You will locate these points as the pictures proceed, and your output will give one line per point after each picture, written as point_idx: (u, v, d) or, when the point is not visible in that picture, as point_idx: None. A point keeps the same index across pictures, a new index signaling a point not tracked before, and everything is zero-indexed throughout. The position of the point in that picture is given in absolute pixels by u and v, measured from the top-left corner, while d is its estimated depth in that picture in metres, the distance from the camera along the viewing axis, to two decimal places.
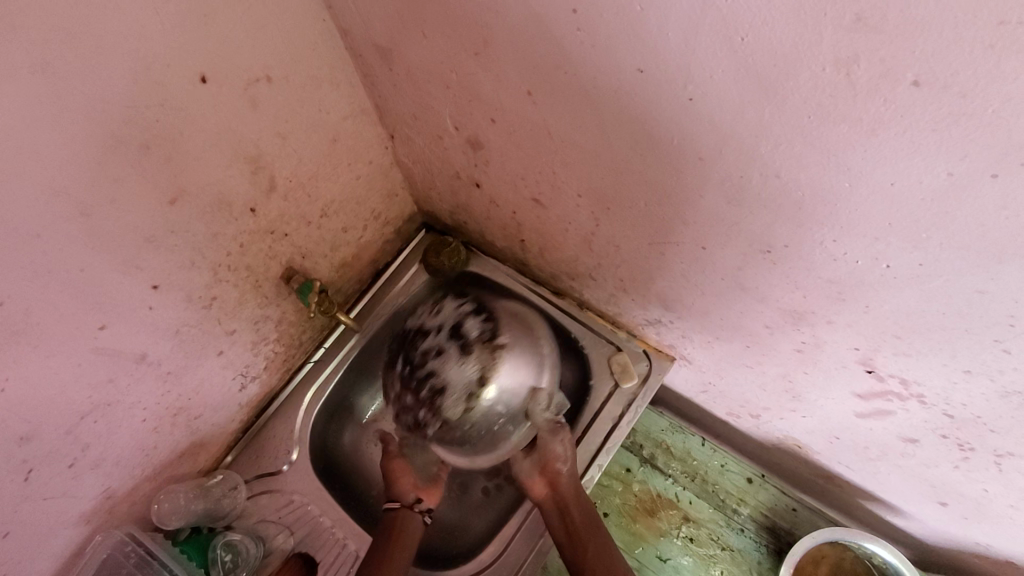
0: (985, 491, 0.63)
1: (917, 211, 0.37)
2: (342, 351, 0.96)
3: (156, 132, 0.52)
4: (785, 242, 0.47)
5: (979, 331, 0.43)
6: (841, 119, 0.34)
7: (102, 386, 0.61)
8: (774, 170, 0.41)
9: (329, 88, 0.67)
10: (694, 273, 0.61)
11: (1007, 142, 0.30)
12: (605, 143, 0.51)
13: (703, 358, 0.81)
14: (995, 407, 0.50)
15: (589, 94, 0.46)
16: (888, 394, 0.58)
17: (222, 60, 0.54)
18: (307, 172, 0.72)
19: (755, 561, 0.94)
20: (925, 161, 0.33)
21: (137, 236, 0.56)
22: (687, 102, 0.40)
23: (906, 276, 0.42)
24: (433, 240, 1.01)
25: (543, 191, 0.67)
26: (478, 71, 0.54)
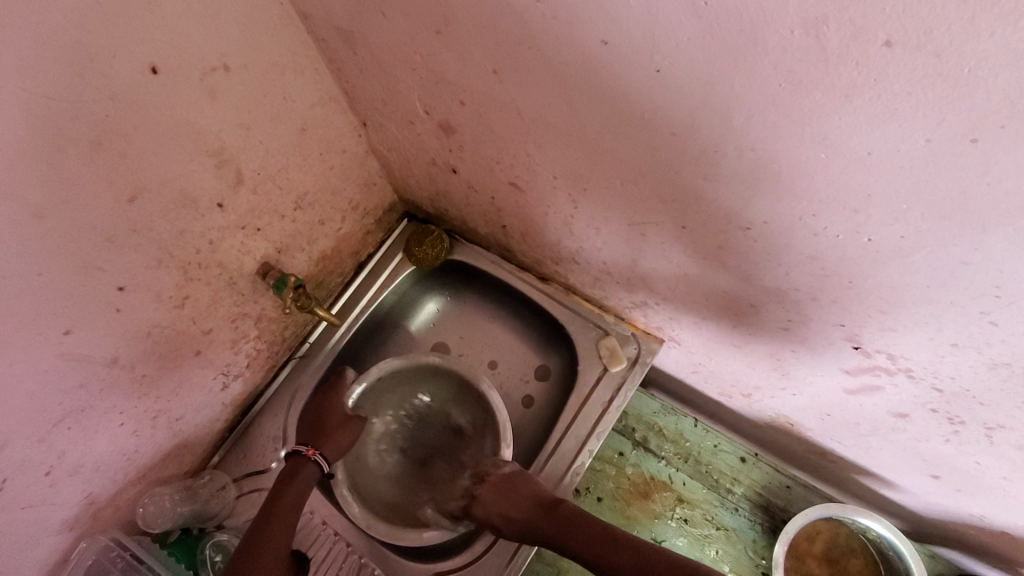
0: (977, 463, 0.63)
1: (896, 181, 0.35)
2: (326, 346, 0.94)
3: (108, 127, 0.49)
4: (765, 219, 0.45)
5: (965, 304, 0.41)
6: (812, 87, 0.32)
7: (73, 392, 0.60)
8: (748, 143, 0.39)
9: (293, 75, 0.65)
10: (675, 253, 0.59)
11: (986, 103, 0.28)
12: (574, 121, 0.49)
13: (691, 340, 0.80)
14: (984, 379, 0.48)
15: (554, 70, 0.44)
16: (876, 369, 0.57)
17: (174, 49, 0.51)
18: (275, 163, 0.70)
19: (749, 540, 0.93)
20: (902, 128, 0.31)
21: (96, 236, 0.53)
22: (655, 74, 0.38)
23: (888, 249, 0.40)
24: (415, 229, 0.99)
25: (519, 174, 0.65)
26: (441, 51, 0.51)
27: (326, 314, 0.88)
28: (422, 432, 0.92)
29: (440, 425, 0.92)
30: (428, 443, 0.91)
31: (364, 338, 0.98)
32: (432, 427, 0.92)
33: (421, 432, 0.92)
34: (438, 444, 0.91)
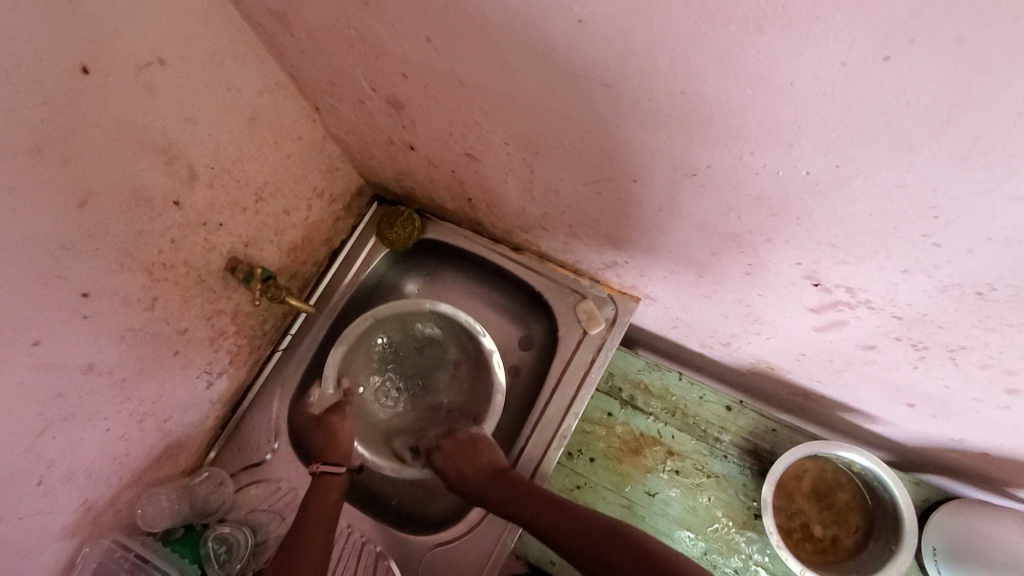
0: (947, 387, 0.64)
1: (822, 108, 0.35)
2: (308, 336, 0.95)
3: (45, 133, 0.48)
4: (707, 163, 0.46)
5: (906, 228, 0.42)
6: (727, 20, 0.32)
7: (52, 401, 0.60)
8: (678, 86, 0.39)
9: (234, 63, 0.64)
10: (633, 208, 0.59)
11: (892, 19, 0.28)
12: (512, 83, 0.48)
13: (664, 295, 0.81)
14: (939, 302, 0.49)
15: (483, 30, 0.44)
16: (838, 304, 0.58)
17: (103, 47, 0.50)
18: (229, 156, 0.69)
19: (740, 484, 0.96)
20: (816, 54, 0.31)
21: (50, 244, 0.53)
22: (578, 24, 0.38)
23: (827, 180, 0.41)
24: (385, 212, 0.98)
25: (473, 143, 0.64)
26: (374, 24, 0.51)
27: (299, 303, 0.88)
28: (417, 377, 0.97)
29: (417, 352, 0.97)
30: (429, 373, 0.97)
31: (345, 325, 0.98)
32: (412, 359, 0.98)
33: (419, 372, 0.97)
34: (432, 360, 0.97)
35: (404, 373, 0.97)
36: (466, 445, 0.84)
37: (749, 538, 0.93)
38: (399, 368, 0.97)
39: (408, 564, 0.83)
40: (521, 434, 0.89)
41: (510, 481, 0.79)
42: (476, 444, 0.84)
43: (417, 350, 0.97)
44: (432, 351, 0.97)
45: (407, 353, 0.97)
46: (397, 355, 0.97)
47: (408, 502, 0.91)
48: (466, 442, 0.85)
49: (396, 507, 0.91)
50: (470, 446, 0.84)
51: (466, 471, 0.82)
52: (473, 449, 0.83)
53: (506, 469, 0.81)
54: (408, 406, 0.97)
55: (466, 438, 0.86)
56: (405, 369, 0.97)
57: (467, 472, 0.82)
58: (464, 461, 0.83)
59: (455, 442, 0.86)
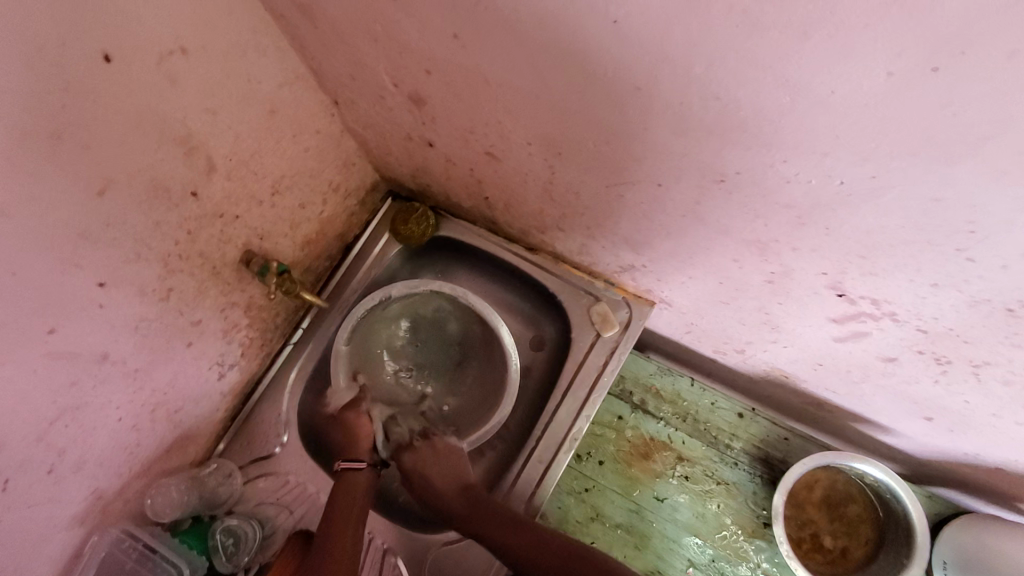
0: (967, 402, 0.63)
1: (862, 119, 0.34)
2: (320, 330, 0.95)
3: (66, 121, 0.48)
4: (737, 169, 0.45)
5: (941, 242, 0.41)
6: (770, 25, 0.31)
7: (65, 390, 0.60)
8: (713, 92, 0.38)
9: (256, 55, 0.63)
10: (655, 212, 0.59)
11: (942, 31, 0.27)
12: (539, 83, 0.48)
13: (680, 299, 0.80)
14: (967, 317, 0.48)
15: (512, 28, 0.43)
16: (861, 315, 0.57)
17: (127, 36, 0.50)
18: (248, 148, 0.69)
19: (750, 492, 0.95)
20: (861, 64, 0.31)
21: (69, 232, 0.53)
22: (612, 25, 0.37)
23: (862, 191, 0.40)
24: (400, 207, 0.98)
25: (493, 142, 0.64)
26: (400, 19, 0.50)
27: (312, 297, 0.88)
28: (439, 359, 0.97)
29: (433, 332, 0.97)
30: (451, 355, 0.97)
31: None
32: (433, 343, 0.97)
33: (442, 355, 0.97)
34: (433, 318, 0.96)
35: (424, 356, 0.97)
36: (439, 454, 0.84)
37: (757, 547, 0.92)
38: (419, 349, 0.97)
39: (415, 561, 0.83)
40: (531, 434, 0.89)
41: (481, 497, 0.78)
42: (456, 455, 0.84)
43: (435, 332, 0.97)
44: (451, 332, 0.96)
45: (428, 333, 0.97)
46: (418, 338, 0.96)
47: (418, 502, 0.90)
48: (447, 450, 0.84)
49: (403, 506, 0.90)
50: (443, 455, 0.84)
51: (435, 480, 0.81)
52: (450, 459, 0.83)
53: (474, 486, 0.80)
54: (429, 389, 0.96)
55: (443, 446, 0.85)
56: (426, 351, 0.97)
57: (438, 482, 0.81)
58: (436, 464, 0.82)
59: (436, 448, 0.84)
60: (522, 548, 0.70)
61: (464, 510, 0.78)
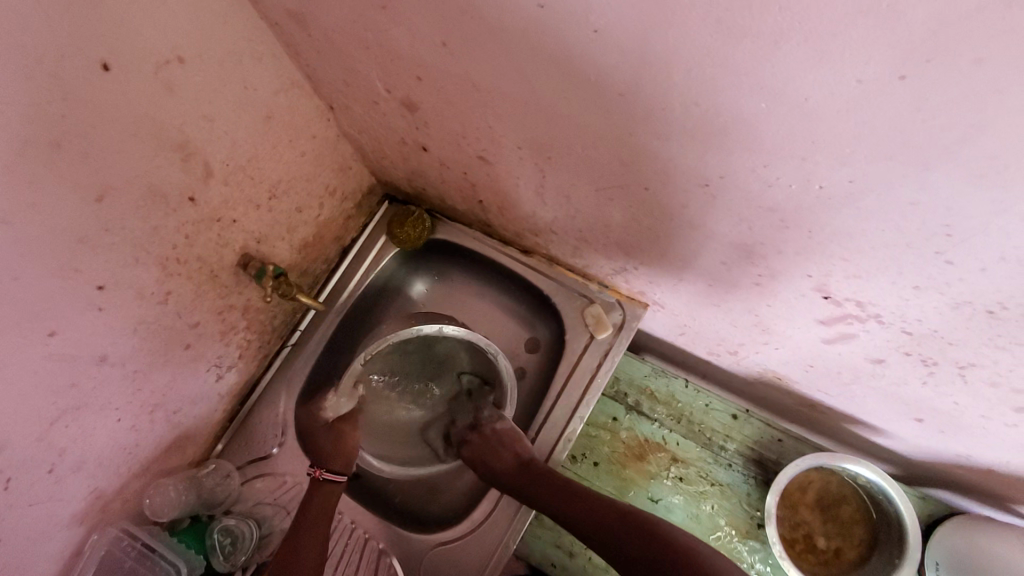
0: (955, 403, 0.63)
1: (836, 124, 0.35)
2: (317, 332, 0.96)
3: (65, 128, 0.49)
4: (720, 173, 0.46)
5: (920, 244, 0.41)
6: (744, 35, 0.32)
7: (65, 391, 0.61)
8: (692, 98, 0.39)
9: (252, 62, 0.64)
10: (644, 216, 0.59)
11: (909, 39, 0.28)
12: (527, 90, 0.49)
13: (673, 302, 0.81)
14: (949, 319, 0.49)
15: (499, 36, 0.44)
16: (848, 317, 0.57)
17: (125, 45, 0.51)
18: (244, 154, 0.70)
19: (744, 493, 0.95)
20: (833, 71, 0.31)
21: (68, 237, 0.54)
22: (594, 34, 0.38)
23: (841, 195, 0.41)
24: (397, 211, 0.99)
25: (485, 147, 0.65)
26: (390, 28, 0.51)
27: (309, 300, 0.89)
28: (422, 369, 0.95)
29: (416, 347, 0.93)
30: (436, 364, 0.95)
31: (354, 323, 0.99)
32: (428, 345, 0.98)
33: (426, 366, 0.95)
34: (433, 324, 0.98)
35: (407, 374, 0.94)
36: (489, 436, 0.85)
37: (751, 548, 0.92)
38: (399, 367, 0.93)
39: (411, 561, 0.84)
40: (526, 435, 0.89)
41: (542, 473, 0.80)
42: (518, 436, 0.84)
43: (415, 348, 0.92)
44: (447, 333, 0.98)
45: (405, 353, 0.92)
46: (413, 342, 0.97)
47: (412, 502, 0.91)
48: (499, 430, 0.85)
49: (398, 506, 0.90)
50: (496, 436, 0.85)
51: (494, 460, 0.83)
52: (507, 439, 0.84)
53: (532, 461, 0.82)
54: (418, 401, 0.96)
55: (493, 431, 0.86)
56: (407, 367, 0.94)
57: (505, 458, 0.83)
58: (488, 449, 0.84)
59: (484, 433, 0.86)
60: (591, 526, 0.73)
61: (527, 484, 0.79)
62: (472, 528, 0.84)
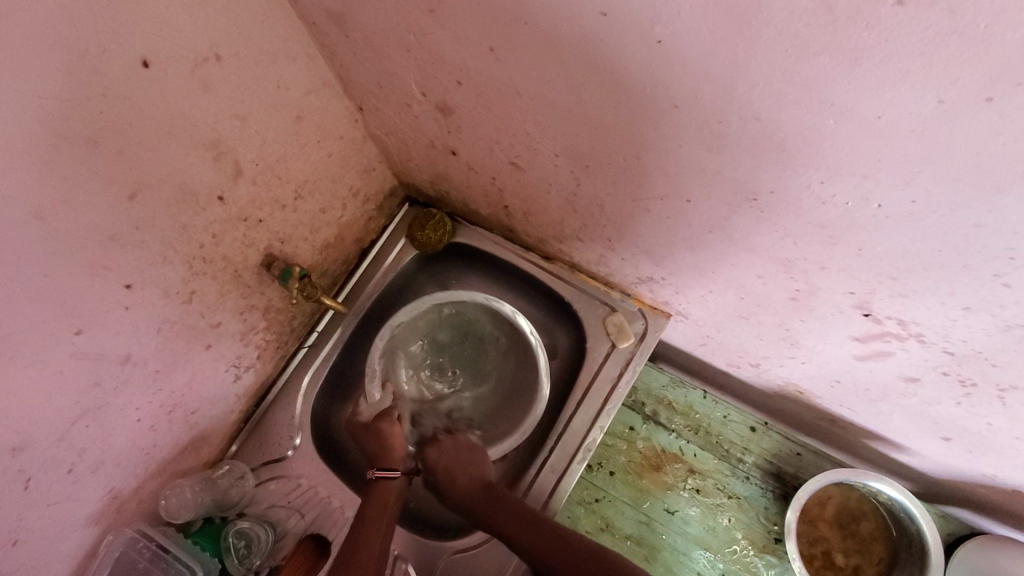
0: (988, 424, 0.62)
1: (907, 145, 0.34)
2: (335, 333, 0.95)
3: (102, 124, 0.48)
4: (771, 188, 0.45)
5: (977, 266, 0.41)
6: (821, 51, 0.31)
7: (89, 390, 0.60)
8: (754, 112, 0.38)
9: (286, 61, 0.63)
10: (682, 228, 0.59)
11: (1002, 61, 0.27)
12: (574, 98, 0.48)
13: (698, 313, 0.80)
14: (996, 341, 0.48)
15: (551, 43, 0.43)
16: (886, 335, 0.57)
17: (165, 41, 0.50)
18: (273, 153, 0.69)
19: (761, 507, 0.95)
20: (912, 91, 0.31)
21: (100, 235, 0.53)
22: (657, 45, 0.37)
23: (899, 214, 0.40)
24: (418, 213, 0.98)
25: (520, 153, 0.64)
26: (435, 31, 0.50)
27: (328, 302, 0.88)
28: (462, 348, 0.98)
29: (451, 340, 0.98)
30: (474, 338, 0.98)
31: (371, 325, 0.98)
32: (452, 345, 0.98)
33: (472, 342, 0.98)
34: (448, 335, 0.98)
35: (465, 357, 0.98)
36: (464, 450, 0.84)
37: (769, 563, 0.92)
38: (449, 364, 0.99)
39: (426, 568, 0.83)
40: (543, 444, 0.88)
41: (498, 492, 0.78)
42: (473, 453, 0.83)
43: (446, 340, 0.98)
44: (464, 328, 0.97)
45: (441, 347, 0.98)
46: (437, 354, 0.98)
47: (424, 508, 0.91)
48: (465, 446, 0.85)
49: (412, 511, 0.90)
50: (466, 451, 0.84)
51: (459, 476, 0.81)
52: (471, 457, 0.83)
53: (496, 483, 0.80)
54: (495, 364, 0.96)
55: (462, 443, 0.86)
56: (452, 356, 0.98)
57: (458, 477, 0.81)
58: (455, 461, 0.83)
59: (454, 443, 0.85)
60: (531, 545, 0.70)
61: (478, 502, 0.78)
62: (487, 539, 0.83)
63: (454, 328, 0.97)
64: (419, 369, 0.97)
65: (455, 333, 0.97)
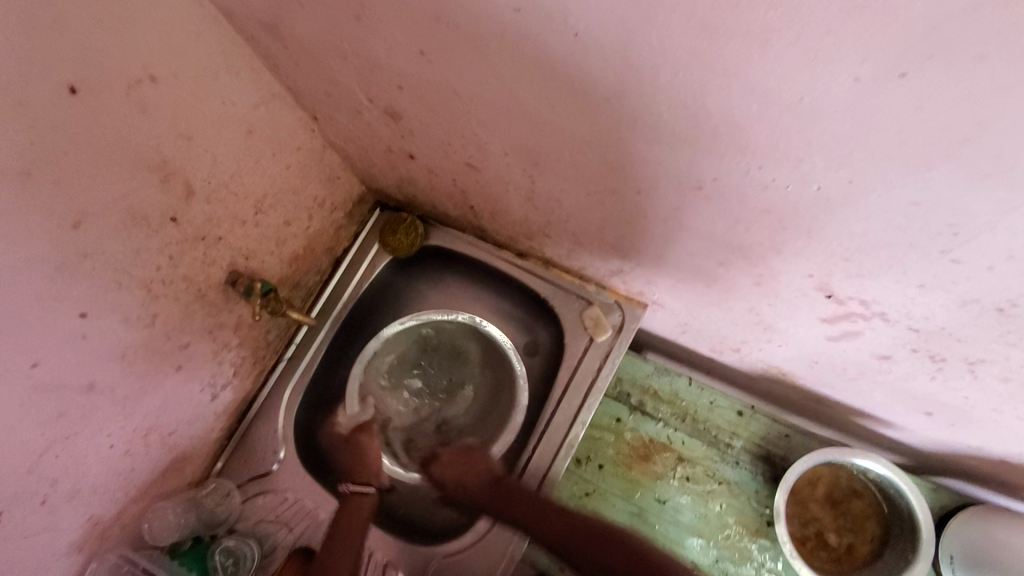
0: (965, 398, 0.61)
1: (833, 126, 0.33)
2: (313, 344, 0.95)
3: (34, 153, 0.47)
4: (713, 177, 0.44)
5: (924, 244, 0.39)
6: (734, 37, 0.30)
7: (53, 421, 0.60)
8: (680, 101, 0.37)
9: (228, 76, 0.62)
10: (638, 220, 0.58)
11: (907, 35, 0.26)
12: (509, 95, 0.47)
13: (671, 301, 0.79)
14: (958, 317, 0.47)
15: (476, 43, 0.42)
16: (851, 315, 0.56)
17: (94, 67, 0.49)
18: (226, 170, 0.68)
19: (752, 491, 0.94)
20: (827, 70, 0.29)
21: (45, 266, 0.53)
22: (574, 38, 0.36)
23: (839, 196, 0.39)
24: (389, 218, 0.97)
25: (472, 153, 0.63)
26: (365, 36, 0.49)
27: (301, 315, 0.87)
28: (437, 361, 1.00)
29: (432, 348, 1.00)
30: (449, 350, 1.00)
31: (349, 334, 0.97)
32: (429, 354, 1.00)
33: (435, 352, 1.00)
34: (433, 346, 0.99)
35: (428, 369, 1.00)
36: (466, 454, 0.83)
37: (761, 546, 0.91)
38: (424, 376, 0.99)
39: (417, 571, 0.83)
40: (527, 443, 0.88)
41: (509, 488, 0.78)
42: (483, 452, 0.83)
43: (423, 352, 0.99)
44: (445, 340, 0.99)
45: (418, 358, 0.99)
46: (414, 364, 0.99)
47: (416, 513, 0.90)
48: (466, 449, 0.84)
49: (402, 517, 0.89)
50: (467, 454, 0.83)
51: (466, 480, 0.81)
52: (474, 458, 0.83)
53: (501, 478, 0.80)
54: (469, 372, 0.99)
55: (461, 448, 0.84)
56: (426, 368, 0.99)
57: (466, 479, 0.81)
58: (461, 468, 0.82)
59: (455, 451, 0.84)
60: (556, 533, 0.72)
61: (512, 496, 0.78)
62: (476, 540, 0.83)
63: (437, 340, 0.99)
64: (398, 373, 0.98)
65: (432, 342, 0.99)
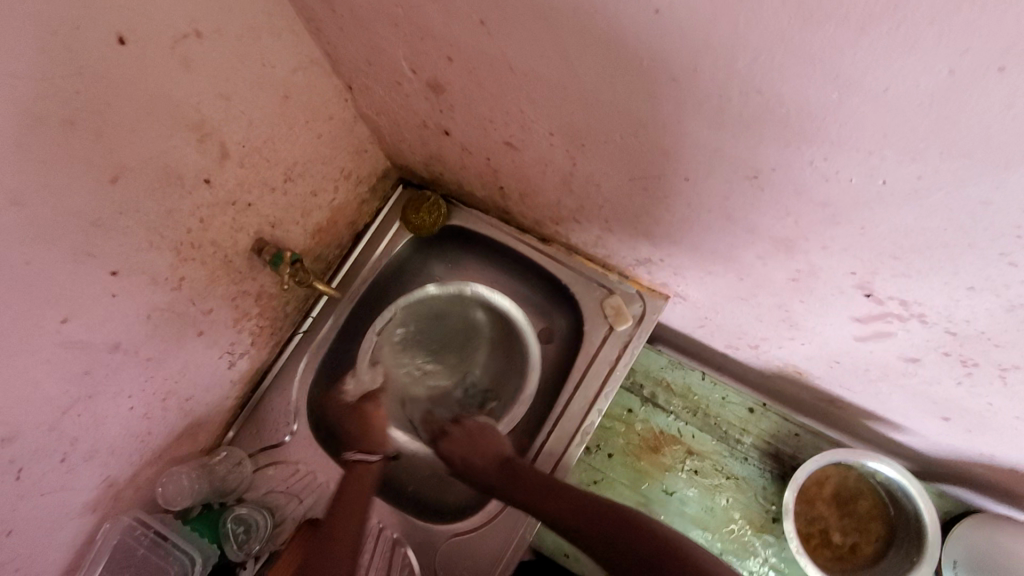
0: (989, 404, 0.62)
1: (915, 120, 0.33)
2: (329, 318, 0.94)
3: (79, 103, 0.46)
4: (772, 166, 0.44)
5: (984, 245, 0.39)
6: (828, 20, 0.30)
7: (79, 378, 0.59)
8: (755, 85, 0.37)
9: (270, 39, 0.61)
10: (679, 208, 0.57)
11: (1016, 26, 0.25)
12: (568, 71, 0.46)
13: (696, 294, 0.79)
14: (1001, 321, 0.47)
15: (544, 16, 0.41)
16: (887, 316, 0.56)
17: (142, 18, 0.48)
18: (260, 135, 0.67)
19: (760, 487, 0.95)
20: (923, 61, 0.29)
21: (82, 221, 0.52)
22: (653, 15, 0.36)
23: (903, 192, 0.39)
24: (412, 196, 0.96)
25: (514, 132, 0.62)
26: (423, 4, 0.48)
27: (323, 287, 0.87)
28: (445, 335, 1.00)
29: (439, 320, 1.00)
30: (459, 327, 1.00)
31: (367, 310, 0.97)
32: (433, 327, 1.00)
33: (444, 327, 1.00)
34: (445, 324, 1.00)
35: (432, 341, 1.00)
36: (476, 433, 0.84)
37: (766, 542, 0.92)
38: (430, 348, 1.00)
39: (427, 550, 0.83)
40: (542, 426, 0.88)
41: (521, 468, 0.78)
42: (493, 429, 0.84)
43: (430, 325, 1.00)
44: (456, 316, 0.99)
45: (422, 333, 1.00)
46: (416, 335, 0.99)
47: (425, 492, 0.91)
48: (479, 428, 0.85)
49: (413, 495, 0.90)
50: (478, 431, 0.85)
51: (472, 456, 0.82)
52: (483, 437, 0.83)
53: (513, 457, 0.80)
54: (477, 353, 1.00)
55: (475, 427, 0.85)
56: (432, 341, 1.00)
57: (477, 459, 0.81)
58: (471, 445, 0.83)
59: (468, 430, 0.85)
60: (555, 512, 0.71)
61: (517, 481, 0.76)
62: (489, 517, 0.83)
63: (452, 316, 0.99)
64: (405, 343, 0.99)
65: (443, 313, 0.99)
